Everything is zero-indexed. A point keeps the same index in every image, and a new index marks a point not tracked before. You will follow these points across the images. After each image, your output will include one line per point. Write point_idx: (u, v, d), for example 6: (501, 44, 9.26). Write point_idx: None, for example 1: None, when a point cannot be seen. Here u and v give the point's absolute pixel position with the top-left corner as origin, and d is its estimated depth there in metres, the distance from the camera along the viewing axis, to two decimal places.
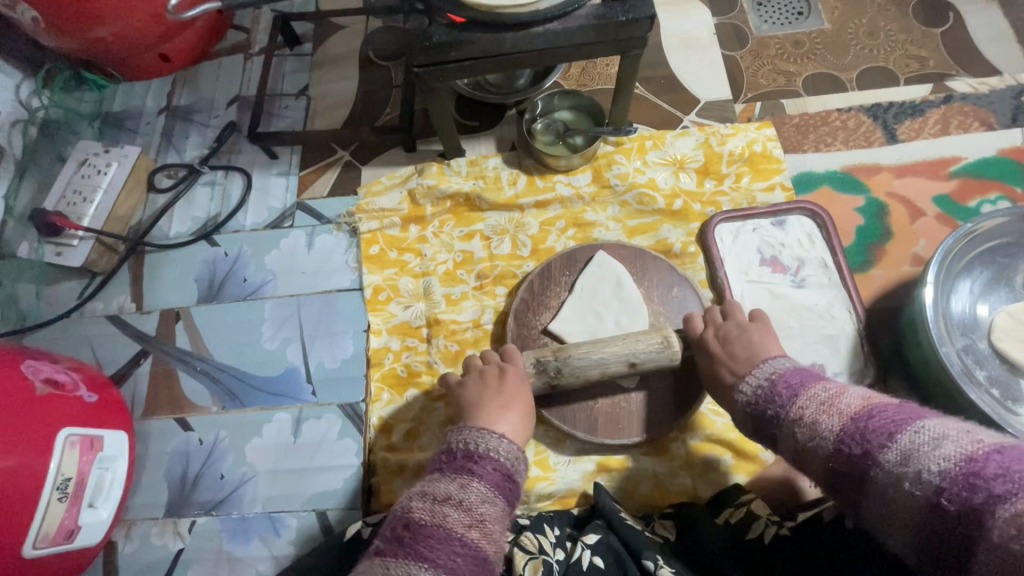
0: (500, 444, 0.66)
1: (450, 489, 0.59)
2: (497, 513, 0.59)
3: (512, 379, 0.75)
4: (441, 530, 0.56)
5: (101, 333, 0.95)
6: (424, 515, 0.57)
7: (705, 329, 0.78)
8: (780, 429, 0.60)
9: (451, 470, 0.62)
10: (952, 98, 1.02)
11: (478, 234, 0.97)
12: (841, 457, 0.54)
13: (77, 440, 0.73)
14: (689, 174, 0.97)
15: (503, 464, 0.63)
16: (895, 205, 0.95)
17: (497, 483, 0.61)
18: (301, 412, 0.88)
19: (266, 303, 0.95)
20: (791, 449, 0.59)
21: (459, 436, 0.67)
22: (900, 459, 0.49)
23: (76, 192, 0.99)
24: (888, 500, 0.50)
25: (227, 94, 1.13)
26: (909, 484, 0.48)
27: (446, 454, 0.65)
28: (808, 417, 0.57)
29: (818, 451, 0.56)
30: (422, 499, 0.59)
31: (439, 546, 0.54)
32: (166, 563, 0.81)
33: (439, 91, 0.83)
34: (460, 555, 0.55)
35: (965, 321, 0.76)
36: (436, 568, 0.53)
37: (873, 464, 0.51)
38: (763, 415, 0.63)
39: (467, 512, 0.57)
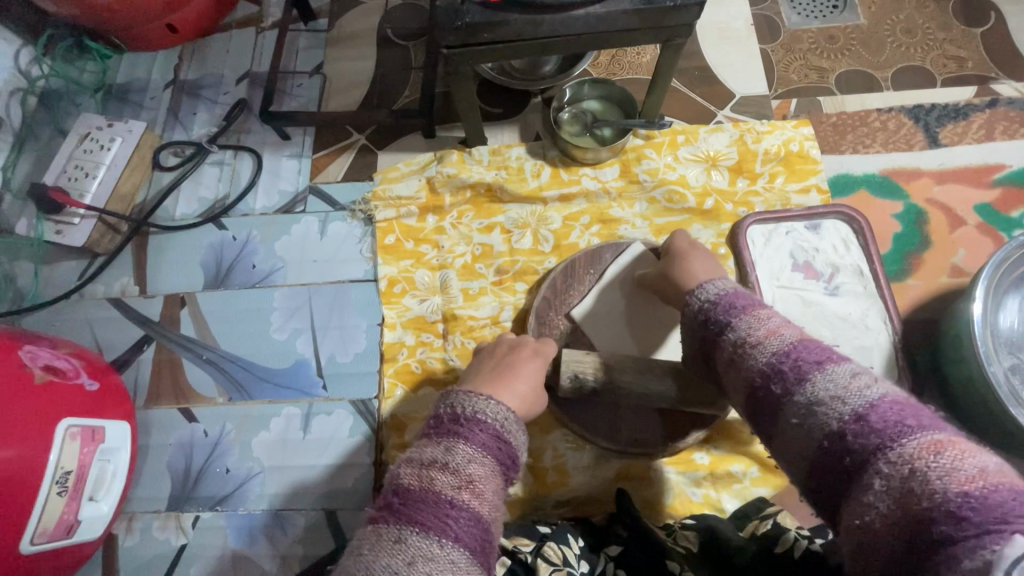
0: (491, 401, 0.56)
1: (437, 452, 0.52)
2: (492, 474, 0.52)
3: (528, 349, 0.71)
4: (429, 494, 0.49)
5: (102, 316, 0.91)
6: (411, 481, 0.50)
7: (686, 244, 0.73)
8: (735, 322, 0.52)
9: (440, 429, 0.54)
10: (997, 102, 0.98)
11: (499, 227, 0.93)
12: (786, 359, 0.46)
13: (78, 431, 0.69)
14: (722, 172, 0.93)
15: (495, 421, 0.55)
16: (934, 212, 0.91)
17: (490, 442, 0.53)
18: (311, 407, 0.84)
19: (276, 292, 0.91)
20: (733, 342, 0.51)
21: (445, 396, 0.58)
22: (843, 374, 0.43)
23: (78, 167, 0.95)
24: (812, 409, 0.43)
25: (237, 69, 1.08)
26: (845, 395, 0.42)
27: (435, 415, 0.57)
28: (772, 321, 0.50)
29: (769, 348, 0.48)
30: (409, 465, 0.52)
31: (428, 510, 0.48)
32: (167, 559, 0.78)
33: (466, 75, 0.79)
34: (451, 518, 0.48)
35: (1014, 338, 0.73)
36: (428, 533, 0.47)
37: (815, 370, 0.44)
38: (723, 307, 0.54)
39: (457, 474, 0.50)
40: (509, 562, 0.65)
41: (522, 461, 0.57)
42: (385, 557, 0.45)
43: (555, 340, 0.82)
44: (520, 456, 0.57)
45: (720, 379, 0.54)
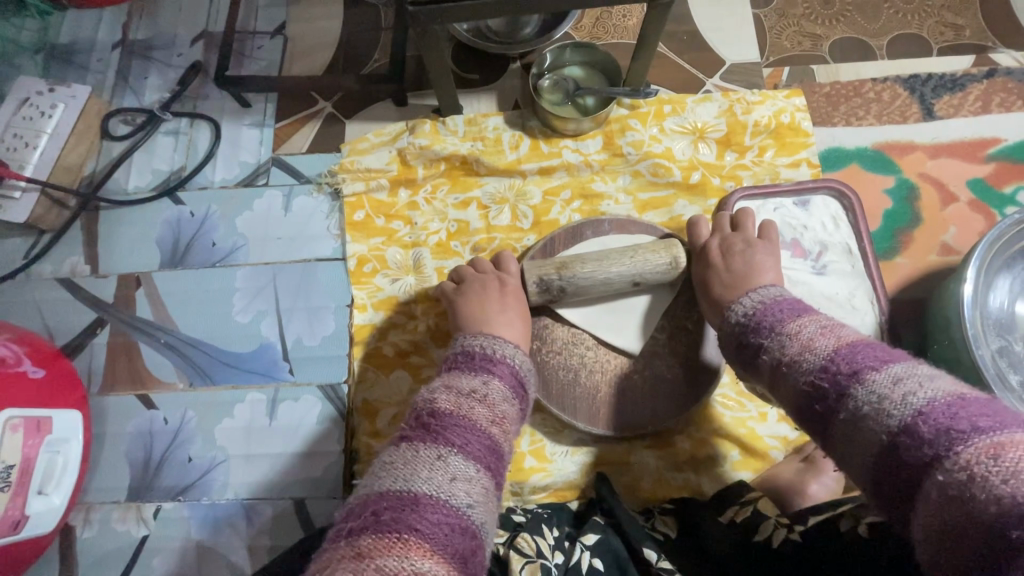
0: (515, 348, 0.63)
1: (474, 383, 0.56)
2: (516, 415, 0.57)
3: (510, 287, 0.73)
4: (467, 419, 0.52)
5: (50, 298, 0.85)
6: (449, 404, 0.53)
7: (710, 237, 0.75)
8: (767, 342, 0.54)
9: (472, 367, 0.59)
10: (995, 72, 0.94)
11: (475, 202, 0.88)
12: (827, 375, 0.47)
13: (21, 423, 0.64)
14: (709, 145, 0.89)
15: (519, 369, 0.61)
16: (926, 188, 0.88)
17: (516, 387, 0.59)
18: (277, 392, 0.80)
19: (237, 271, 0.86)
20: (771, 363, 0.53)
21: (473, 338, 0.63)
22: (889, 382, 0.44)
23: (16, 136, 0.87)
24: (859, 420, 0.44)
25: (192, 28, 0.99)
26: (889, 405, 0.42)
27: (463, 353, 0.61)
28: (804, 334, 0.51)
29: (806, 365, 0.49)
30: (446, 391, 0.55)
31: (466, 432, 0.51)
32: (128, 551, 0.75)
33: (437, 36, 0.73)
34: (482, 444, 0.51)
35: (1002, 320, 0.71)
36: (465, 454, 0.49)
37: (854, 383, 0.45)
38: (755, 326, 0.56)
39: (491, 407, 0.54)
40: None
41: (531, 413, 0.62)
42: (430, 469, 0.47)
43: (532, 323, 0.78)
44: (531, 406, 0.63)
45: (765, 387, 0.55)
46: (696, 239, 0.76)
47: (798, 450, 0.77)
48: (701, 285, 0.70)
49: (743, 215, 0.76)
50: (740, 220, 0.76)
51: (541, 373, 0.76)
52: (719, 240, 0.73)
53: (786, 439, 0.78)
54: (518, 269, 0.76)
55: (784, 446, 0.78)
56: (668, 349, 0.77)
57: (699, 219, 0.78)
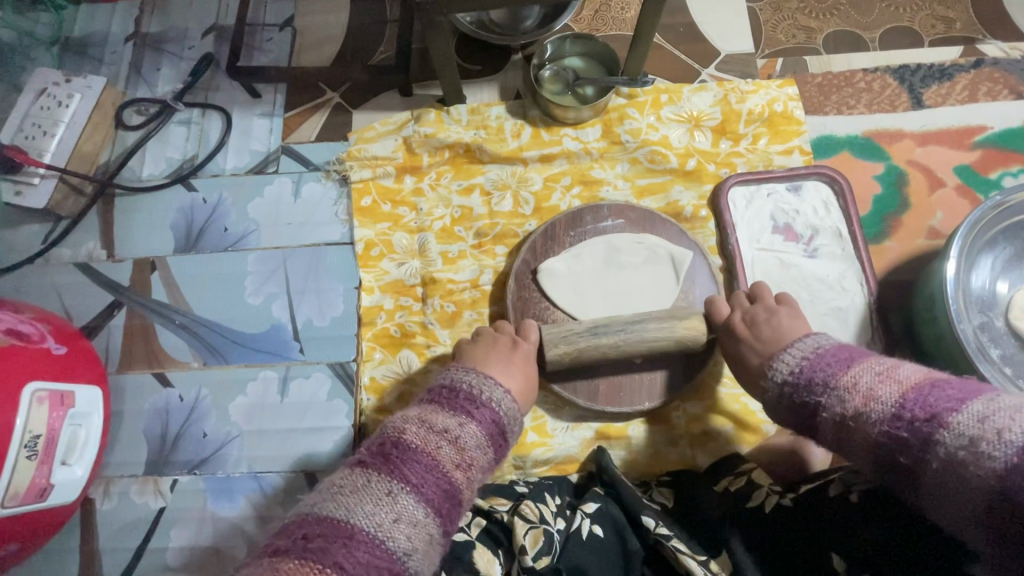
0: (503, 393, 0.62)
1: (449, 423, 0.57)
2: (486, 463, 0.58)
3: (520, 351, 0.71)
4: (428, 458, 0.54)
5: (69, 281, 0.88)
6: (416, 440, 0.55)
7: (732, 312, 0.74)
8: (824, 400, 0.56)
9: (453, 404, 0.59)
10: (983, 62, 0.97)
11: (478, 188, 0.91)
12: (902, 424, 0.50)
13: (46, 395, 0.67)
14: (705, 132, 0.92)
15: (502, 415, 0.61)
16: (914, 174, 0.91)
17: (494, 434, 0.59)
18: (288, 371, 0.83)
19: (249, 255, 0.89)
20: (833, 419, 0.55)
21: (464, 374, 0.63)
22: (974, 421, 0.46)
23: (35, 124, 0.90)
24: (955, 467, 0.47)
25: (203, 22, 1.02)
26: (986, 447, 0.45)
27: (448, 387, 0.62)
28: (863, 384, 0.54)
29: (875, 417, 0.52)
30: (416, 424, 0.56)
31: (424, 473, 0.53)
32: (146, 522, 0.78)
33: (443, 27, 0.76)
34: (439, 487, 0.53)
35: (984, 298, 0.74)
36: (418, 495, 0.52)
37: (939, 430, 0.48)
38: (807, 383, 0.58)
39: (459, 452, 0.55)
40: (484, 522, 0.67)
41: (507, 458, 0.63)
42: (373, 504, 0.50)
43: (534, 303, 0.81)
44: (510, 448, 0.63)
45: (826, 443, 0.58)
46: (717, 317, 0.74)
47: None
48: (734, 359, 0.71)
49: (759, 287, 0.76)
50: (759, 292, 0.75)
51: None
52: (743, 314, 0.72)
53: None
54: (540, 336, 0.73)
55: (776, 420, 0.81)
56: None
57: (717, 297, 0.76)
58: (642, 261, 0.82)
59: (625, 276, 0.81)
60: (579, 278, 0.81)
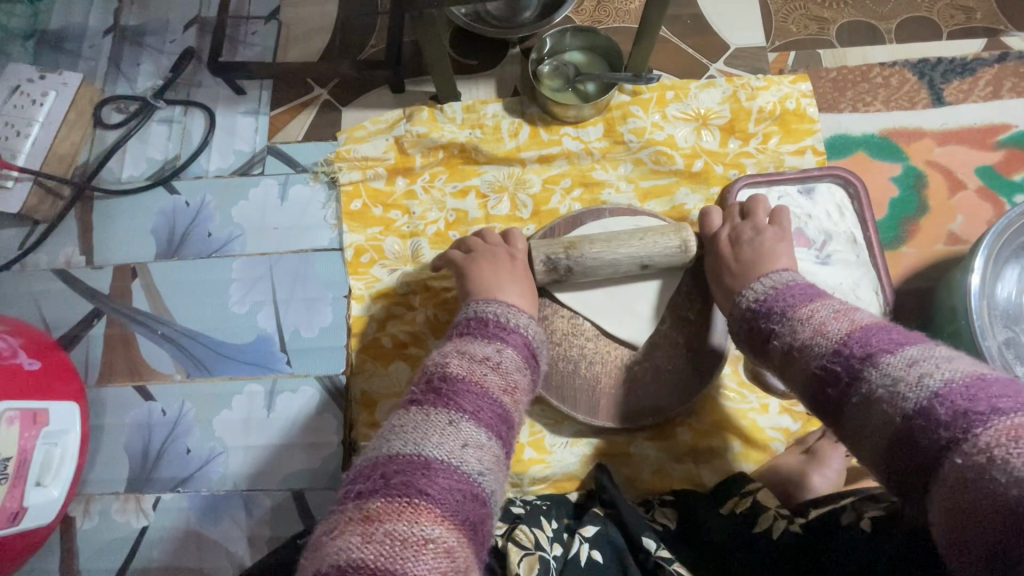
0: (527, 316, 0.62)
1: (488, 350, 0.55)
2: (527, 385, 0.56)
3: (518, 262, 0.72)
4: (478, 385, 0.51)
5: (47, 289, 0.84)
6: (461, 370, 0.52)
7: (721, 227, 0.75)
8: (779, 328, 0.55)
9: (485, 333, 0.58)
10: (1008, 56, 0.91)
11: (473, 191, 0.86)
12: (839, 358, 0.47)
13: (16, 415, 0.64)
14: (712, 132, 0.87)
15: (530, 337, 0.60)
16: (934, 175, 0.86)
17: (528, 356, 0.58)
18: (275, 383, 0.80)
19: (234, 261, 0.85)
20: (783, 348, 0.53)
21: (487, 305, 0.62)
22: (903, 364, 0.43)
23: (8, 124, 0.86)
24: (872, 402, 0.44)
25: (185, 13, 0.97)
26: (904, 388, 0.42)
27: (475, 318, 0.60)
28: (816, 319, 0.52)
29: (817, 349, 0.49)
30: (459, 356, 0.53)
31: (478, 399, 0.50)
32: (128, 542, 0.75)
33: (433, 20, 0.72)
34: (493, 410, 0.50)
35: (1010, 311, 0.70)
36: (477, 420, 0.48)
37: (869, 367, 0.45)
38: (766, 311, 0.57)
39: (504, 376, 0.53)
40: None
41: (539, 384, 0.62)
42: (441, 434, 0.46)
43: None
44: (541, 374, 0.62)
45: (774, 369, 0.56)
46: (707, 230, 0.76)
47: (799, 442, 0.77)
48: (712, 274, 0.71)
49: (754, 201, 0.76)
50: (751, 207, 0.76)
51: None
52: (731, 229, 0.73)
53: (787, 431, 0.78)
54: (525, 247, 0.74)
55: (785, 438, 0.77)
56: (670, 339, 0.76)
57: (712, 209, 0.77)
58: None
59: None
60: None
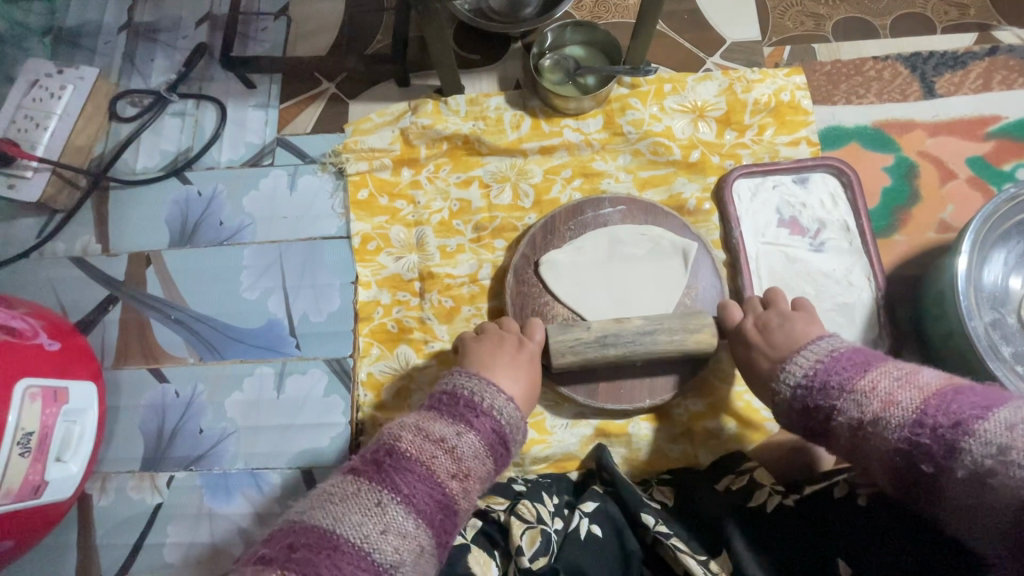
0: (506, 400, 0.61)
1: (447, 432, 0.56)
2: (484, 473, 0.57)
3: (525, 352, 0.70)
4: (422, 468, 0.54)
5: (64, 276, 0.87)
6: (410, 449, 0.55)
7: (745, 317, 0.72)
8: (840, 404, 0.56)
9: (453, 412, 0.58)
10: (998, 50, 0.94)
11: (476, 181, 0.89)
12: (924, 430, 0.50)
13: (39, 392, 0.67)
14: (709, 123, 0.89)
15: (503, 423, 0.60)
16: (925, 165, 0.89)
17: (494, 443, 0.58)
18: (284, 366, 0.82)
19: (245, 249, 0.87)
20: (848, 425, 0.55)
21: (466, 378, 0.62)
22: (1002, 429, 0.47)
23: (28, 116, 0.89)
24: (982, 477, 0.47)
25: (197, 11, 1.00)
26: (1017, 457, 0.45)
27: (449, 393, 0.61)
28: (881, 390, 0.54)
29: (895, 422, 0.52)
30: (412, 432, 0.56)
31: (416, 484, 0.53)
32: (143, 518, 0.78)
33: (439, 16, 0.74)
34: (430, 496, 0.53)
35: (996, 294, 0.72)
36: (408, 506, 0.52)
37: (964, 437, 0.48)
38: (823, 387, 0.58)
39: (455, 462, 0.55)
40: (480, 523, 0.66)
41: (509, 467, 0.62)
42: (362, 515, 0.50)
43: (533, 298, 0.79)
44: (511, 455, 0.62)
45: (840, 453, 0.58)
46: (728, 324, 0.73)
47: None
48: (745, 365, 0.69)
49: (772, 294, 0.73)
50: (772, 299, 0.73)
51: None
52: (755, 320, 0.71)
53: None
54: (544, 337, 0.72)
55: (779, 417, 0.80)
56: None
57: (731, 303, 0.75)
58: (646, 254, 0.80)
59: (629, 269, 0.79)
60: (580, 271, 0.79)
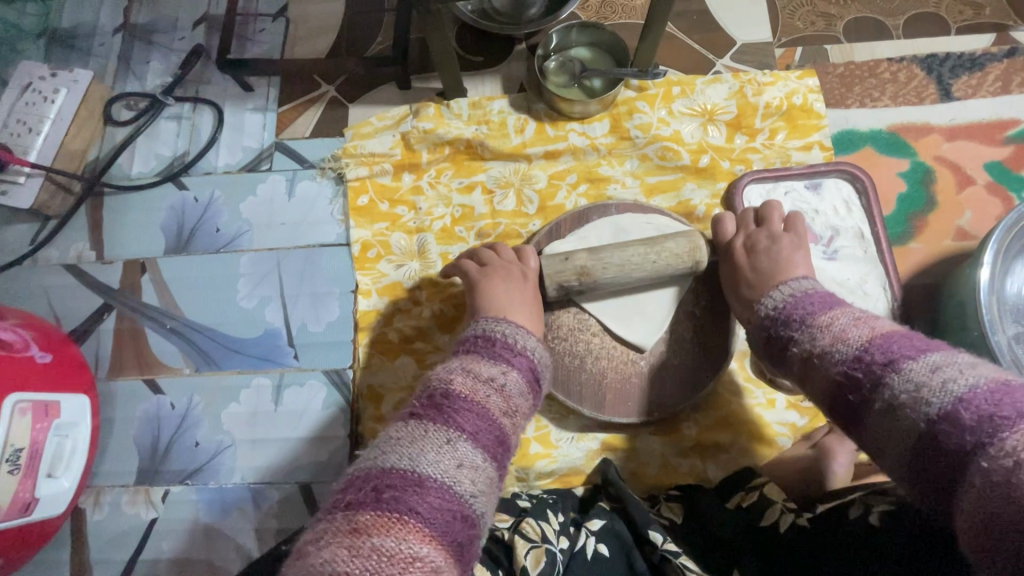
0: (533, 339, 0.62)
1: (493, 371, 0.55)
2: (527, 409, 0.57)
3: (530, 282, 0.72)
4: (478, 404, 0.52)
5: (58, 284, 0.85)
6: (463, 387, 0.53)
7: (736, 234, 0.74)
8: (798, 335, 0.56)
9: (492, 353, 0.58)
10: (1017, 51, 0.91)
11: (480, 186, 0.86)
12: (859, 364, 0.49)
13: (28, 407, 0.65)
14: (719, 127, 0.87)
15: (535, 360, 0.60)
16: (942, 170, 0.86)
17: (531, 380, 0.59)
18: (282, 377, 0.80)
19: (242, 256, 0.85)
20: (800, 355, 0.55)
21: (498, 325, 0.62)
22: (926, 370, 0.44)
23: (20, 121, 0.87)
24: (895, 408, 0.45)
25: (194, 11, 0.98)
26: (927, 393, 0.43)
27: (484, 337, 0.61)
28: (836, 326, 0.53)
29: (836, 355, 0.51)
30: (462, 373, 0.54)
31: (477, 421, 0.51)
32: (138, 534, 0.76)
33: (441, 16, 0.71)
34: (488, 430, 0.51)
35: (1020, 305, 0.69)
36: (475, 441, 0.49)
37: (889, 372, 0.46)
38: (786, 318, 0.58)
39: (505, 398, 0.54)
40: (485, 541, 0.64)
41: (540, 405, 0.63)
42: (437, 452, 0.47)
43: None
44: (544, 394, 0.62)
45: (793, 380, 0.57)
46: (720, 239, 0.75)
47: (806, 437, 0.77)
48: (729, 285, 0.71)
49: (769, 206, 0.75)
50: (766, 214, 0.75)
51: (548, 357, 0.76)
52: (744, 237, 0.73)
53: (794, 426, 0.77)
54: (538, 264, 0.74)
55: (792, 433, 0.77)
56: (676, 334, 0.76)
57: (726, 216, 0.76)
58: None
59: None
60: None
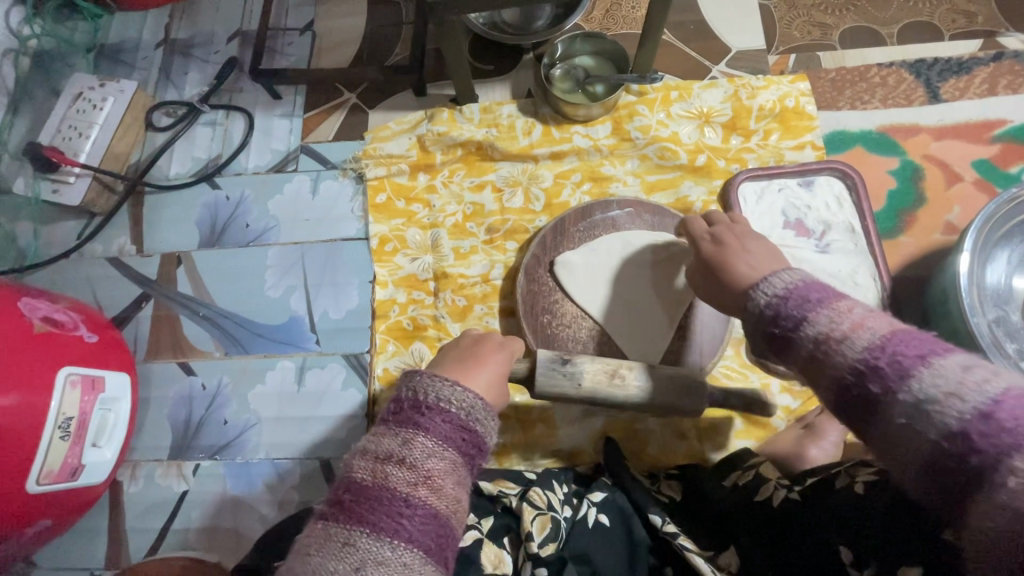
0: (449, 385, 0.50)
1: (394, 444, 0.47)
2: (454, 469, 0.47)
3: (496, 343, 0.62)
4: (381, 489, 0.45)
5: (102, 275, 0.93)
6: (366, 476, 0.46)
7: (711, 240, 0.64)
8: (811, 315, 0.46)
9: (397, 419, 0.48)
10: (1003, 55, 0.95)
11: (490, 185, 0.92)
12: (883, 355, 0.41)
13: (79, 379, 0.71)
14: (715, 128, 0.92)
15: (459, 411, 0.48)
16: (931, 168, 0.90)
17: (452, 436, 0.48)
18: (305, 360, 0.86)
19: (269, 250, 0.92)
20: (813, 339, 0.45)
21: (406, 379, 0.52)
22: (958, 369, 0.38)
23: (72, 127, 0.95)
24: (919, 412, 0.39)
25: (228, 27, 1.06)
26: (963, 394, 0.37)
27: (393, 400, 0.51)
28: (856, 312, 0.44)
29: (858, 344, 0.42)
30: (364, 457, 0.47)
31: (381, 510, 0.44)
32: (170, 504, 0.81)
33: (455, 28, 0.78)
34: (404, 516, 0.44)
35: (1000, 293, 0.73)
36: (380, 533, 0.43)
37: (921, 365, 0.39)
38: (798, 298, 0.47)
39: (413, 470, 0.45)
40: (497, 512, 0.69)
41: (489, 450, 0.51)
42: (333, 560, 0.42)
43: (542, 296, 0.82)
44: (490, 442, 0.51)
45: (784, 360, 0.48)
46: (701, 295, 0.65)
47: (799, 419, 0.81)
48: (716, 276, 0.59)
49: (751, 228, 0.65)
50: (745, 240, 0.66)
51: (551, 343, 0.80)
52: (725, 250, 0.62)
53: (787, 409, 0.82)
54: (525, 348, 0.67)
55: (785, 416, 0.82)
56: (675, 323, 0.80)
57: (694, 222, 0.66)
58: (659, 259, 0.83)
59: (643, 271, 0.81)
60: (595, 271, 0.82)
